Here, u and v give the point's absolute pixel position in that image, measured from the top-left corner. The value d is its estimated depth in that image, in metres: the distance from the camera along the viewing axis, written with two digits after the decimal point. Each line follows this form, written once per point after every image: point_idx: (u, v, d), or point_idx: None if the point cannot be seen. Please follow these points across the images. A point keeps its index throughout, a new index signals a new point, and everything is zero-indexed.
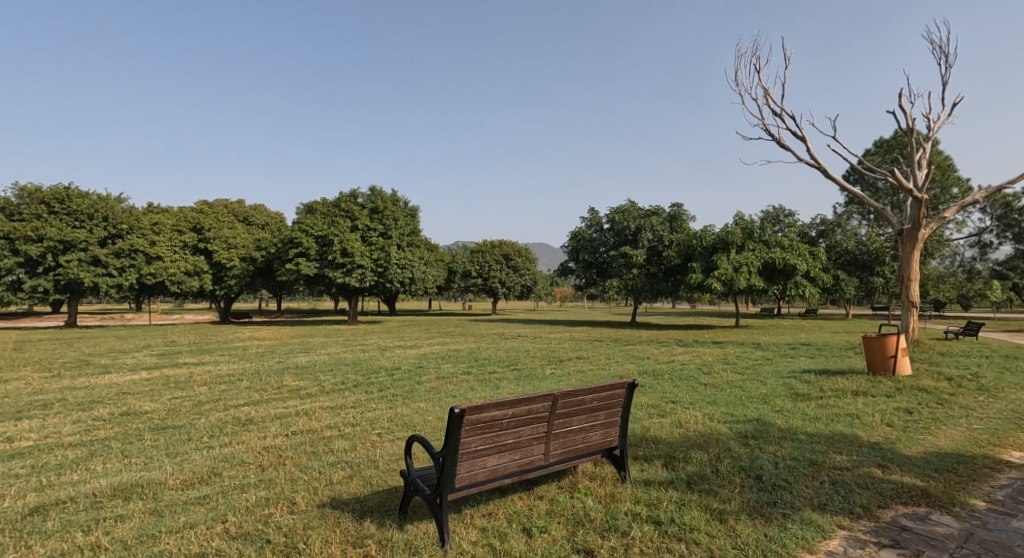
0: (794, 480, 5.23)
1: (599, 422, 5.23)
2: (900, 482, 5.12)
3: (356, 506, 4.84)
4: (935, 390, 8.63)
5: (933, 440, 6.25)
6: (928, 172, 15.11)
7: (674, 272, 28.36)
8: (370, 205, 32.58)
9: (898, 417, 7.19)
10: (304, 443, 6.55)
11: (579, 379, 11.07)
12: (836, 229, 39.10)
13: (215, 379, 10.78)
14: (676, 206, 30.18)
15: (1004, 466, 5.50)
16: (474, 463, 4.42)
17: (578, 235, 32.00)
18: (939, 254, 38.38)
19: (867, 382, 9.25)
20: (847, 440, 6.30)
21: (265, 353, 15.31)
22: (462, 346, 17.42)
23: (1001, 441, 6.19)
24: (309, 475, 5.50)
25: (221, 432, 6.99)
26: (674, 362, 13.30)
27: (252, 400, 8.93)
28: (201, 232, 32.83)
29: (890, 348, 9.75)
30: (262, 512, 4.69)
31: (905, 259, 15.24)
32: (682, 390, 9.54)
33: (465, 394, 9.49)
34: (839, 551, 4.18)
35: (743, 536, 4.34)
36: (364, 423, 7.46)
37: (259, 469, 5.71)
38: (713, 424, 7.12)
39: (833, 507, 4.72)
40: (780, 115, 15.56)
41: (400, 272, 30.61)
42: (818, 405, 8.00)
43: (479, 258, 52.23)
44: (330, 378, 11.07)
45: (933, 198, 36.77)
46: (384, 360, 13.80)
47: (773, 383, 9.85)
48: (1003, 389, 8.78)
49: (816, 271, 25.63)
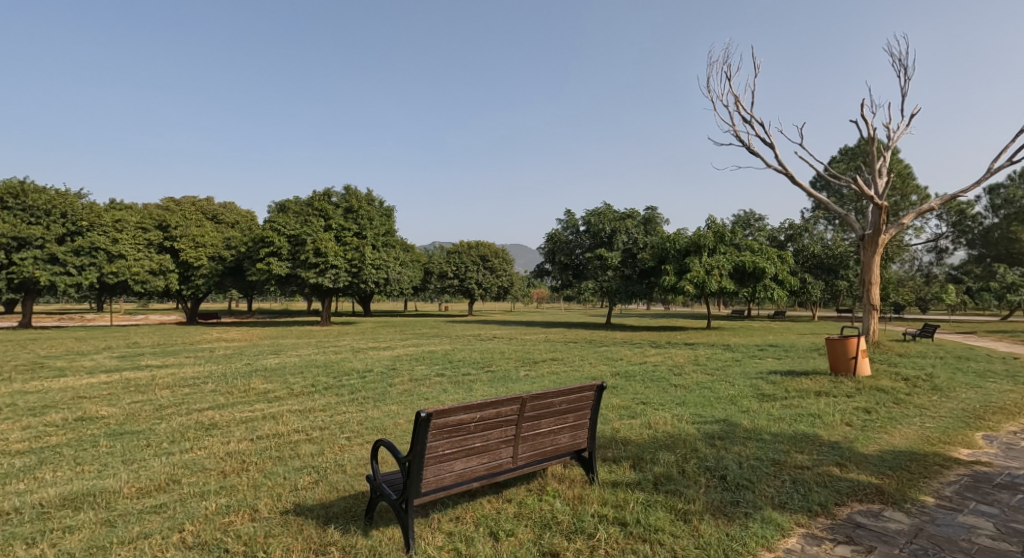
0: (757, 480, 5.34)
1: (568, 424, 5.27)
2: (856, 481, 5.28)
3: (320, 512, 4.78)
4: (893, 390, 8.91)
5: (889, 439, 6.45)
6: (889, 179, 15.59)
7: (648, 274, 28.67)
8: (345, 205, 32.21)
9: (856, 417, 7.40)
10: (269, 448, 6.44)
11: (552, 380, 11.16)
12: (803, 233, 40.03)
13: (179, 382, 10.51)
14: (651, 210, 30.58)
15: (953, 463, 5.72)
16: (441, 467, 4.41)
17: (554, 237, 32.21)
18: (899, 258, 39.70)
19: (829, 383, 9.53)
20: (808, 439, 6.46)
21: (233, 355, 15.01)
22: (438, 348, 17.39)
23: (951, 439, 6.42)
24: (274, 480, 5.41)
25: (182, 438, 6.82)
26: (646, 363, 13.49)
27: (217, 403, 8.74)
28: (167, 229, 31.75)
29: (851, 349, 10.03)
30: (221, 520, 4.61)
31: (867, 263, 15.66)
32: (652, 391, 9.66)
33: (438, 397, 9.44)
34: (797, 548, 4.29)
35: (706, 536, 4.41)
36: (333, 427, 7.38)
37: (220, 475, 5.58)
38: (681, 424, 7.26)
39: (792, 505, 4.84)
40: (749, 122, 15.99)
41: (375, 272, 30.36)
42: (781, 405, 8.21)
43: (456, 259, 52.03)
44: (300, 380, 10.90)
45: (894, 204, 37.99)
46: (358, 363, 13.69)
47: (740, 384, 10.07)
48: (955, 389, 9.12)
49: (784, 275, 26.16)
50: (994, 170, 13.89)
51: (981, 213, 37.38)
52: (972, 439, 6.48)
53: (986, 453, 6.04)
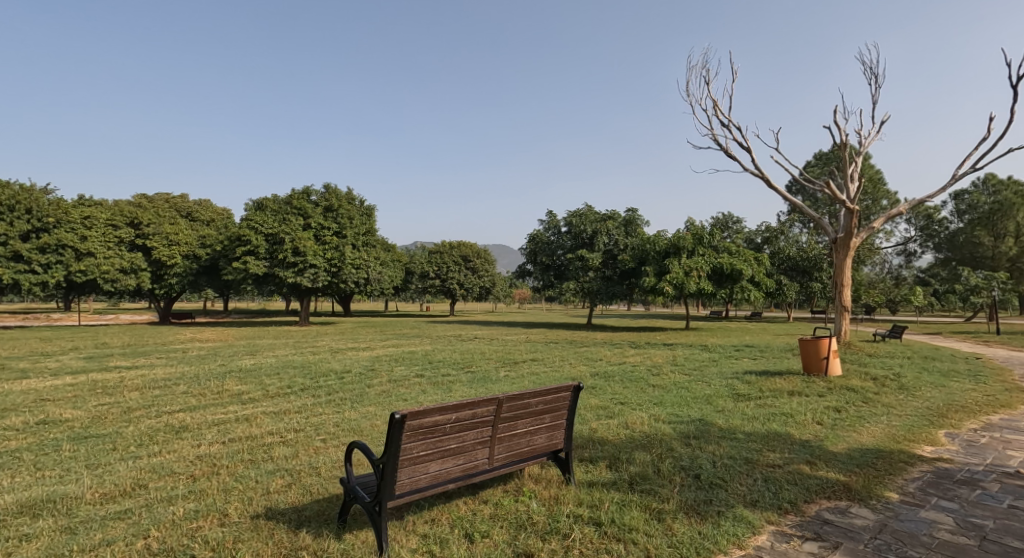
0: (730, 478, 5.41)
1: (544, 425, 5.28)
2: (825, 478, 5.38)
3: (292, 516, 4.72)
4: (862, 390, 9.08)
5: (857, 437, 6.59)
6: (860, 184, 15.93)
7: (629, 275, 28.85)
8: (324, 204, 31.84)
9: (827, 416, 7.55)
10: (241, 451, 6.34)
11: (532, 381, 11.18)
12: (779, 236, 40.78)
13: (149, 384, 10.27)
14: (631, 211, 30.78)
15: (917, 460, 5.87)
16: (416, 468, 4.39)
17: (536, 238, 32.27)
18: (871, 261, 40.61)
19: (802, 382, 9.68)
20: (781, 439, 6.55)
21: (207, 355, 14.74)
22: (418, 348, 17.28)
23: (916, 437, 6.58)
24: (245, 484, 5.33)
25: (151, 441, 6.68)
26: (624, 363, 13.60)
27: (189, 406, 8.56)
28: (138, 227, 30.66)
29: (823, 349, 10.23)
30: (189, 525, 4.52)
31: (839, 266, 15.96)
32: (630, 391, 9.73)
33: (416, 397, 9.39)
34: (766, 546, 4.35)
35: (679, 534, 4.45)
36: (308, 429, 7.28)
37: (190, 479, 5.48)
38: (657, 424, 7.32)
39: (763, 503, 4.92)
40: (728, 126, 16.22)
41: (355, 272, 30.08)
42: (755, 405, 8.32)
43: (437, 259, 51.78)
44: (276, 381, 10.77)
45: (866, 208, 38.85)
46: (336, 363, 13.54)
47: (717, 384, 10.20)
48: (922, 388, 9.35)
49: (761, 276, 26.55)
50: (959, 176, 14.28)
51: (947, 218, 38.55)
52: (935, 436, 6.66)
53: (948, 451, 6.20)
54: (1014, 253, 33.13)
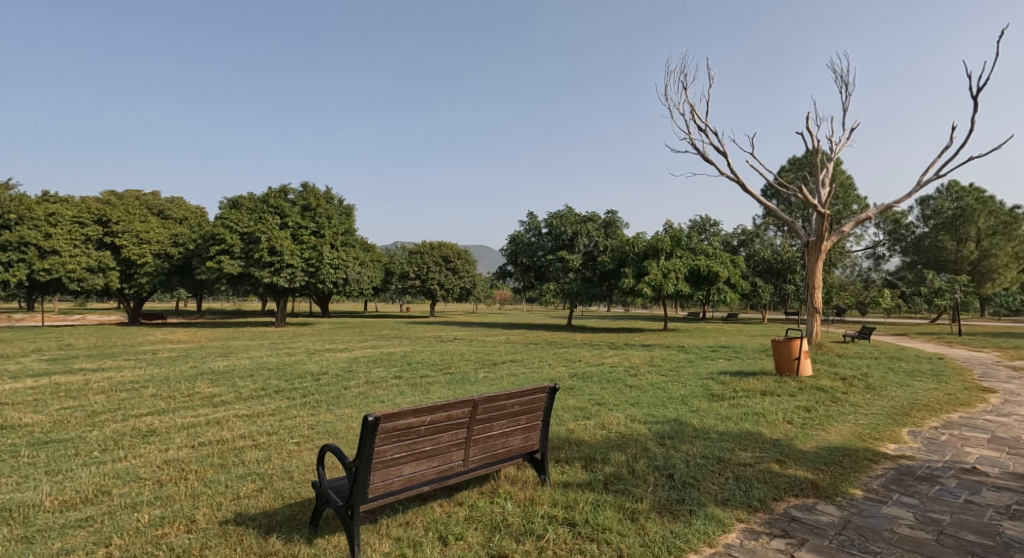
0: (702, 478, 5.48)
1: (520, 426, 5.29)
2: (794, 476, 5.49)
3: (262, 521, 4.65)
4: (831, 390, 9.27)
5: (825, 435, 6.73)
6: (831, 190, 16.23)
7: (608, 276, 29.00)
8: (302, 203, 31.39)
9: (798, 415, 7.70)
10: (211, 455, 6.22)
11: (511, 381, 11.19)
12: (755, 239, 41.60)
13: (116, 387, 10.02)
14: (611, 213, 30.99)
15: (881, 458, 6.02)
16: (390, 471, 4.36)
17: (517, 238, 32.27)
18: (842, 264, 41.52)
19: (774, 382, 9.87)
20: (753, 438, 6.67)
21: (179, 357, 14.47)
22: (397, 350, 17.16)
23: (880, 435, 6.75)
24: (214, 489, 5.23)
25: (116, 446, 6.51)
26: (603, 364, 13.67)
27: (157, 409, 8.37)
28: (107, 225, 29.74)
29: (794, 350, 10.43)
30: (154, 532, 4.43)
31: (811, 269, 16.26)
32: (607, 392, 9.80)
33: (393, 400, 9.32)
34: (736, 543, 4.42)
35: (651, 534, 4.50)
36: (282, 432, 7.18)
37: (156, 485, 5.36)
38: (634, 424, 7.39)
39: (734, 501, 5.00)
40: (705, 131, 16.39)
41: (333, 272, 29.77)
42: (729, 405, 8.45)
43: (418, 259, 51.48)
44: (249, 383, 10.58)
45: (838, 212, 39.72)
46: (313, 365, 13.38)
47: (692, 384, 10.33)
48: (888, 387, 9.60)
49: (737, 278, 26.95)
50: (923, 183, 14.67)
51: (914, 222, 39.67)
52: (900, 434, 6.85)
53: (910, 448, 6.38)
54: (975, 257, 34.47)
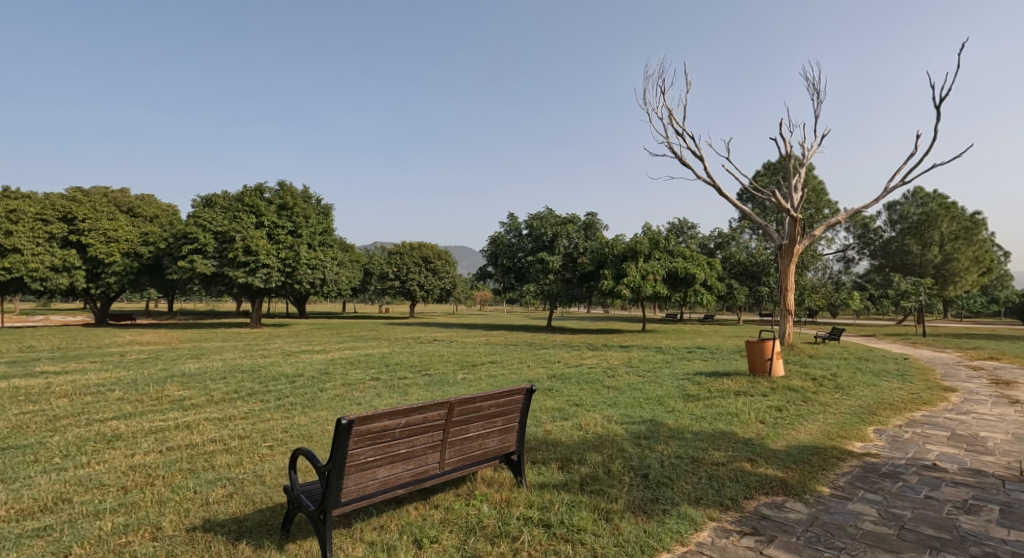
0: (676, 477, 5.55)
1: (497, 428, 5.29)
2: (764, 475, 5.58)
3: (232, 527, 4.58)
4: (801, 390, 9.44)
5: (795, 434, 6.87)
6: (803, 194, 16.50)
7: (588, 278, 29.11)
8: (278, 201, 30.94)
9: (770, 415, 7.84)
10: (179, 460, 6.09)
11: (489, 383, 11.18)
12: (730, 242, 42.27)
13: (80, 390, 9.75)
14: (591, 215, 31.20)
15: (848, 456, 6.16)
16: (363, 475, 4.33)
17: (497, 240, 32.19)
18: (815, 266, 42.34)
19: (748, 383, 10.04)
20: (726, 437, 6.77)
21: (148, 358, 14.15)
22: (375, 351, 16.99)
23: (848, 434, 6.90)
24: (182, 495, 5.13)
25: (79, 452, 6.35)
26: (581, 365, 13.75)
27: (123, 413, 8.17)
28: (73, 222, 29.06)
29: (767, 351, 10.60)
30: (117, 541, 4.33)
31: (784, 271, 16.52)
32: (585, 393, 9.85)
33: (370, 402, 9.23)
34: (707, 541, 4.49)
35: (625, 534, 4.53)
36: (254, 436, 7.06)
37: (121, 492, 5.24)
38: (610, 425, 7.44)
39: (706, 500, 5.07)
40: (682, 134, 16.48)
41: (310, 273, 29.50)
42: (704, 405, 8.57)
43: (397, 260, 51.12)
44: (221, 386, 10.37)
45: (810, 216, 40.57)
46: (288, 367, 13.19)
47: (668, 385, 10.44)
48: (856, 387, 9.83)
49: (713, 280, 27.33)
50: (890, 189, 15.02)
51: (882, 227, 40.66)
52: (866, 433, 7.01)
53: (875, 446, 6.54)
54: (939, 260, 35.45)
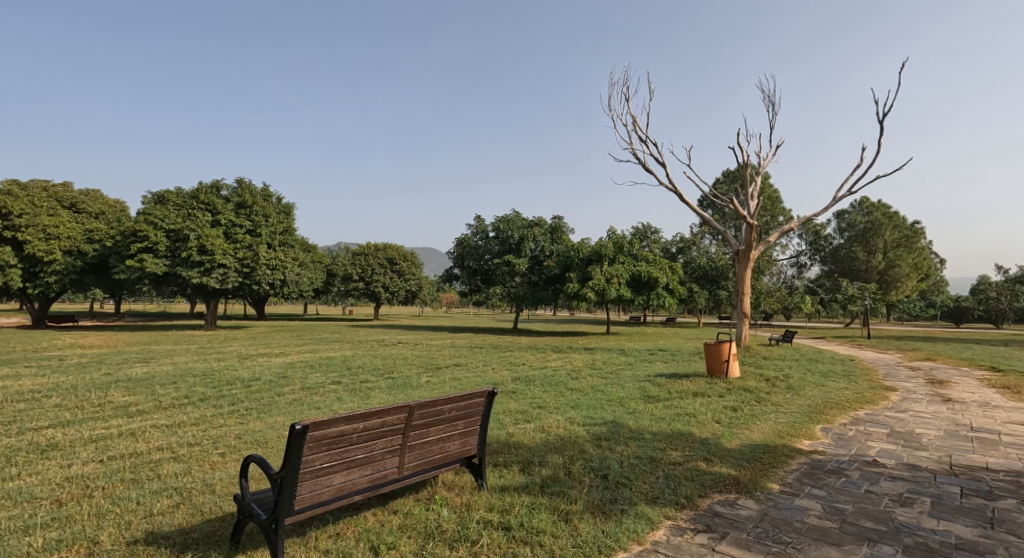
0: (635, 477, 5.64)
1: (457, 431, 5.26)
2: (718, 473, 5.71)
3: (176, 539, 4.43)
4: (756, 390, 9.72)
5: (749, 433, 7.07)
6: (759, 202, 17.02)
7: (554, 281, 29.29)
8: (236, 199, 30.45)
9: (726, 415, 8.03)
10: (121, 470, 5.86)
11: (452, 386, 11.13)
12: (692, 246, 43.29)
13: (13, 398, 9.26)
14: (557, 219, 31.44)
15: (797, 453, 6.37)
16: (318, 481, 4.25)
17: (463, 242, 31.95)
18: (771, 270, 43.65)
19: (706, 384, 10.27)
20: (683, 437, 6.93)
21: (92, 363, 13.54)
22: (337, 354, 16.73)
23: (798, 432, 7.14)
24: (124, 507, 4.93)
25: (10, 463, 6.04)
26: (545, 368, 13.79)
27: (61, 421, 7.80)
28: (8, 217, 27.34)
29: (724, 353, 10.89)
30: None
31: (740, 275, 16.98)
32: (548, 395, 9.91)
33: (330, 406, 9.08)
34: (662, 540, 4.57)
35: (583, 534, 4.58)
36: (205, 443, 6.86)
37: (55, 505, 5.01)
38: (572, 427, 7.51)
39: (663, 499, 5.16)
40: (644, 141, 16.79)
41: (270, 273, 28.83)
42: (663, 406, 8.73)
43: (362, 262, 50.37)
44: (170, 392, 10.00)
45: (766, 222, 41.83)
46: (245, 371, 12.84)
47: (629, 386, 10.60)
48: (807, 387, 10.18)
49: (674, 284, 27.90)
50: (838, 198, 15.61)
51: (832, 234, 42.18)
52: (815, 431, 7.25)
53: (823, 443, 6.78)
54: (882, 266, 36.94)
